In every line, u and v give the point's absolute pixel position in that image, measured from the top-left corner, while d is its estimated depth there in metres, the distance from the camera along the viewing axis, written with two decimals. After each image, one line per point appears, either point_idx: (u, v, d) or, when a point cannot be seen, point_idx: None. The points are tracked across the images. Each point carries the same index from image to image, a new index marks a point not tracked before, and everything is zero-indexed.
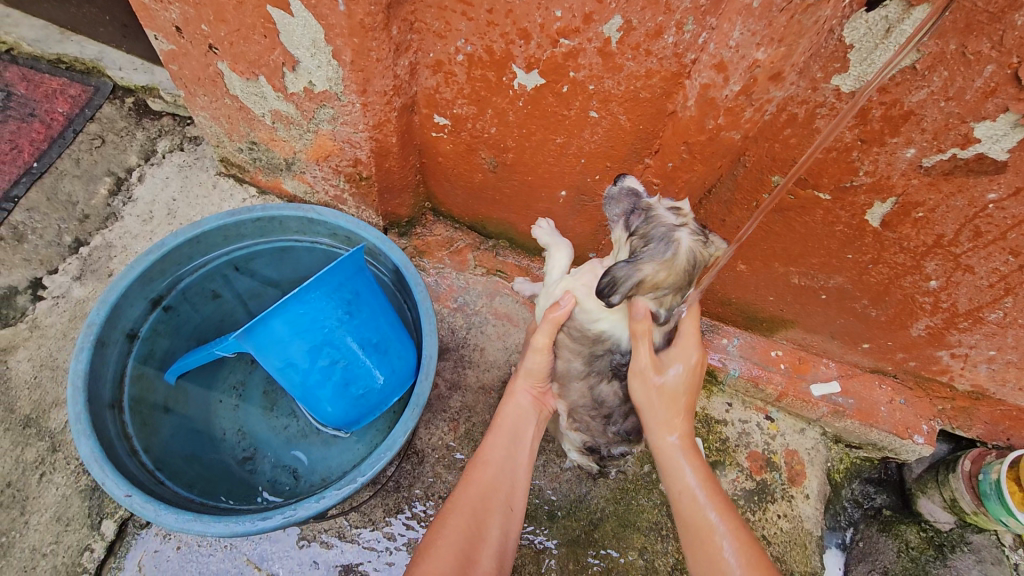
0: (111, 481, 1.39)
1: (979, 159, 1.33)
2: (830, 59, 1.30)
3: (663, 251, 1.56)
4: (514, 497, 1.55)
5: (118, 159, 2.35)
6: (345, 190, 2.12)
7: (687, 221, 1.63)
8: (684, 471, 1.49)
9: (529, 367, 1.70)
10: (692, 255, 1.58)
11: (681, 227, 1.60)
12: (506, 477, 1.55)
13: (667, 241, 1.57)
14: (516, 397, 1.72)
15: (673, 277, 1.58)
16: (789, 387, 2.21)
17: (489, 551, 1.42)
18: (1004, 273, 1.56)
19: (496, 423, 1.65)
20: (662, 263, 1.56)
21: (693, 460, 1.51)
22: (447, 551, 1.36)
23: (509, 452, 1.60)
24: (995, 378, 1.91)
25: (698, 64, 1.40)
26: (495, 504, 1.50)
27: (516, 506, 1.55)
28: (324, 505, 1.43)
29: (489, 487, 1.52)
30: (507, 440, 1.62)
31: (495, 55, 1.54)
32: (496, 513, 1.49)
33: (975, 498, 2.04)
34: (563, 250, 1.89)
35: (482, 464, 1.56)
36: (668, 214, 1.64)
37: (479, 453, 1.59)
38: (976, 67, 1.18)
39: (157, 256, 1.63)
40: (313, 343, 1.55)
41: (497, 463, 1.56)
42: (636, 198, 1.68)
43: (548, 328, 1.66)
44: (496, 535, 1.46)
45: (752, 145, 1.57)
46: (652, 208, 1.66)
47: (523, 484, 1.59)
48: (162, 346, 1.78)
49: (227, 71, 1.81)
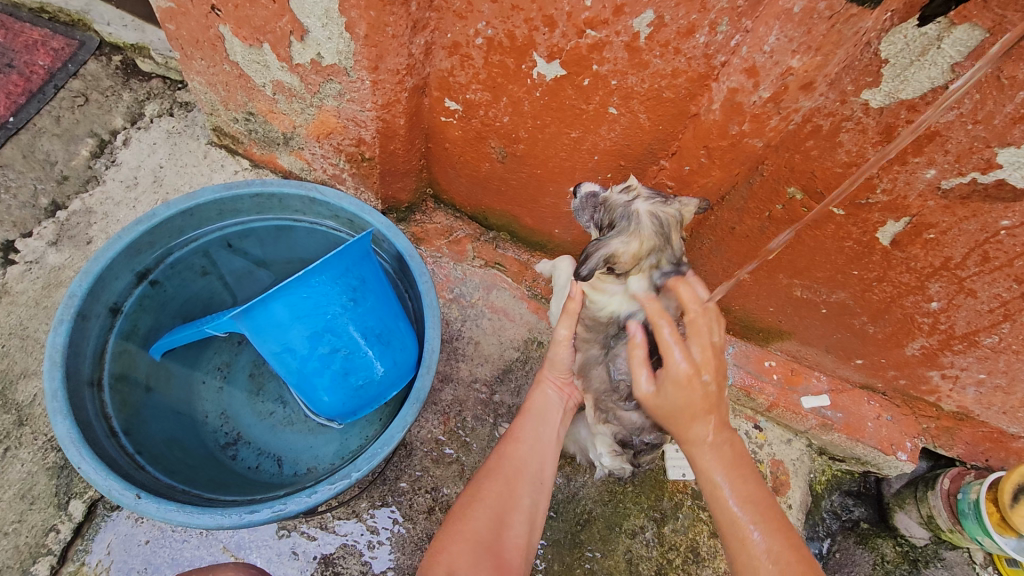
0: (87, 464, 1.31)
1: (999, 185, 1.32)
2: (862, 72, 1.28)
3: (627, 225, 1.62)
4: (546, 471, 1.59)
5: (102, 120, 2.22)
6: (344, 170, 2.05)
7: (637, 190, 1.67)
8: (712, 474, 1.40)
9: (555, 359, 1.72)
10: (656, 218, 1.62)
11: (634, 199, 1.65)
12: (536, 455, 1.60)
13: (628, 216, 1.63)
14: (545, 385, 1.76)
15: (647, 244, 1.63)
16: (779, 398, 2.23)
17: (521, 517, 1.48)
18: (1005, 299, 1.57)
19: (528, 405, 1.71)
20: (631, 236, 1.61)
21: (721, 456, 1.41)
22: (482, 513, 1.46)
23: (537, 432, 1.64)
24: (982, 401, 1.94)
25: (728, 67, 1.36)
26: (525, 475, 1.54)
27: (547, 479, 1.59)
28: (315, 501, 1.36)
29: (520, 461, 1.57)
30: (535, 422, 1.66)
31: (517, 41, 1.48)
32: (526, 482, 1.53)
33: (952, 516, 2.09)
34: (564, 262, 2.06)
35: (514, 442, 1.61)
36: (620, 196, 1.69)
37: (512, 430, 1.65)
38: (1009, 92, 1.16)
39: (147, 226, 1.53)
40: (314, 329, 1.48)
41: (529, 441, 1.62)
42: (595, 198, 1.75)
43: (568, 321, 1.67)
44: (526, 503, 1.51)
45: (772, 155, 1.55)
46: (607, 198, 1.71)
47: (554, 459, 1.63)
48: (146, 322, 1.69)
49: (229, 36, 1.71)
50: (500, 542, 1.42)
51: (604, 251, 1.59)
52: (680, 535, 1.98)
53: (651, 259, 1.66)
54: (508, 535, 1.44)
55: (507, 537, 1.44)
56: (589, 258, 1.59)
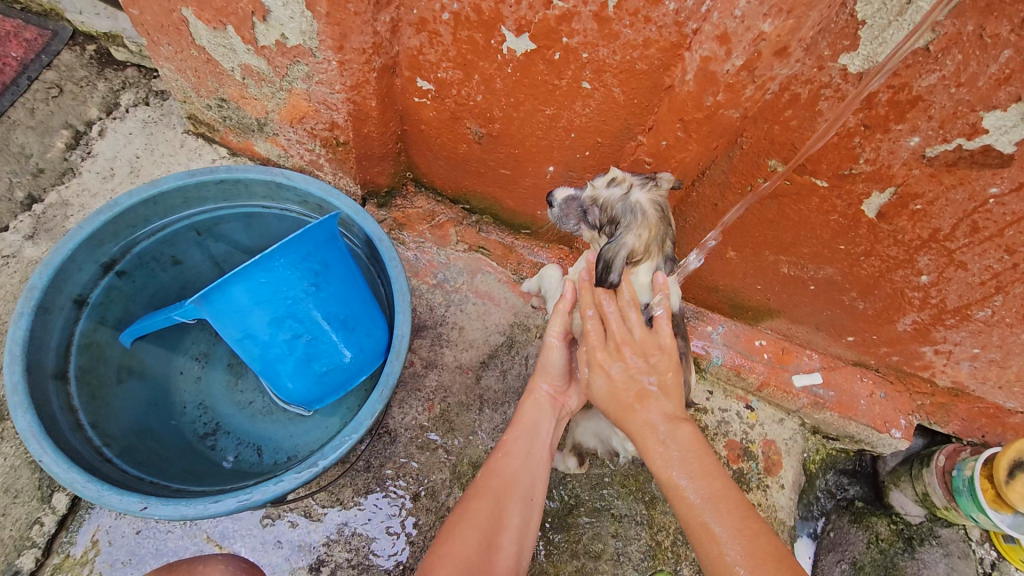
0: (49, 457, 1.30)
1: (985, 151, 1.26)
2: (839, 35, 1.23)
3: (633, 218, 1.69)
4: (536, 487, 1.53)
5: (77, 111, 2.19)
6: (321, 156, 2.00)
7: (628, 181, 1.70)
8: (656, 449, 1.36)
9: (546, 362, 1.71)
10: (655, 203, 1.70)
11: (629, 190, 1.70)
12: (526, 469, 1.53)
13: (630, 210, 1.69)
14: (536, 393, 1.70)
15: (654, 229, 1.71)
16: (771, 377, 2.18)
17: (510, 536, 1.41)
18: (996, 271, 1.52)
19: (517, 420, 1.63)
20: (640, 228, 1.69)
21: (672, 439, 1.36)
22: (472, 533, 1.36)
23: (528, 446, 1.57)
24: (976, 376, 1.90)
25: (699, 35, 1.30)
26: (515, 492, 1.48)
27: (537, 495, 1.52)
28: (282, 489, 1.34)
29: (511, 477, 1.49)
30: (527, 433, 1.60)
31: (483, 15, 1.43)
32: (516, 500, 1.46)
33: (947, 493, 2.05)
34: (550, 269, 2.03)
35: (504, 456, 1.54)
36: (611, 191, 1.73)
37: (503, 444, 1.57)
38: (992, 52, 1.11)
39: (108, 216, 1.51)
40: (275, 314, 1.46)
41: (518, 456, 1.54)
42: (577, 200, 1.81)
43: (561, 320, 1.70)
44: (516, 521, 1.45)
45: (751, 126, 1.50)
46: (595, 196, 1.76)
47: (545, 476, 1.57)
48: (116, 312, 1.68)
49: (193, 19, 1.67)
50: (490, 564, 1.33)
51: (623, 252, 1.67)
52: (669, 517, 1.97)
53: (659, 242, 1.73)
54: (497, 558, 1.35)
55: (497, 560, 1.35)
56: (614, 265, 1.65)
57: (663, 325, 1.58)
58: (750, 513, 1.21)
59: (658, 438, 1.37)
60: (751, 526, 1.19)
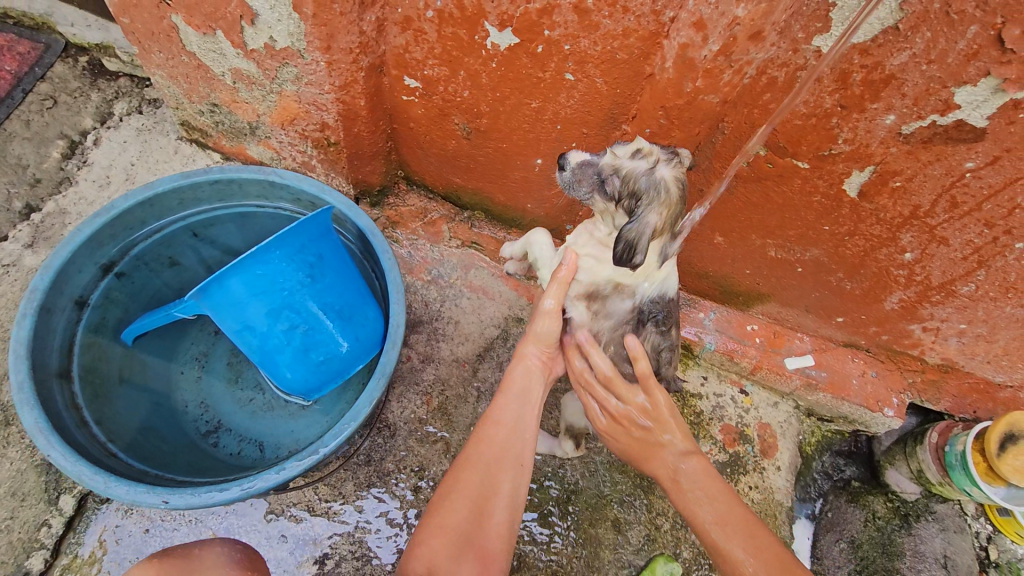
0: (55, 453, 1.32)
1: (958, 126, 1.30)
2: (812, 17, 1.26)
3: (657, 196, 1.59)
4: (527, 453, 1.48)
5: (71, 121, 2.22)
6: (313, 157, 2.04)
7: (654, 154, 1.61)
8: (677, 490, 1.45)
9: (539, 330, 1.63)
10: (679, 180, 1.61)
11: (655, 165, 1.60)
12: (517, 438, 1.48)
13: (655, 186, 1.59)
14: (526, 359, 1.64)
15: (673, 209, 1.63)
16: (763, 360, 2.21)
17: (502, 505, 1.39)
18: (977, 245, 1.55)
19: (506, 384, 1.59)
20: (661, 206, 1.60)
21: (687, 476, 1.45)
22: (461, 504, 1.37)
23: (519, 412, 1.53)
24: (965, 352, 1.92)
25: (677, 23, 1.34)
26: (506, 461, 1.44)
27: (528, 461, 1.48)
28: (284, 477, 1.37)
29: (499, 447, 1.45)
30: (517, 401, 1.55)
31: (466, 11, 1.47)
32: (507, 467, 1.43)
33: (941, 469, 2.07)
34: (538, 236, 1.97)
35: (493, 424, 1.50)
36: (635, 161, 1.62)
37: (493, 412, 1.53)
38: (959, 28, 1.15)
39: (106, 218, 1.54)
40: (272, 305, 1.49)
41: (508, 424, 1.50)
42: (594, 167, 1.69)
43: (558, 290, 1.65)
44: (507, 489, 1.41)
45: (731, 111, 1.53)
46: (617, 166, 1.65)
47: (535, 439, 1.52)
48: (115, 314, 1.71)
49: (182, 26, 1.70)
50: (479, 535, 1.34)
51: (647, 232, 1.58)
52: (668, 501, 1.99)
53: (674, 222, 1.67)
54: (489, 524, 1.36)
55: (488, 525, 1.36)
56: (635, 245, 1.59)
57: (648, 380, 1.56)
58: (759, 533, 1.34)
59: (674, 477, 1.47)
60: (761, 544, 1.33)
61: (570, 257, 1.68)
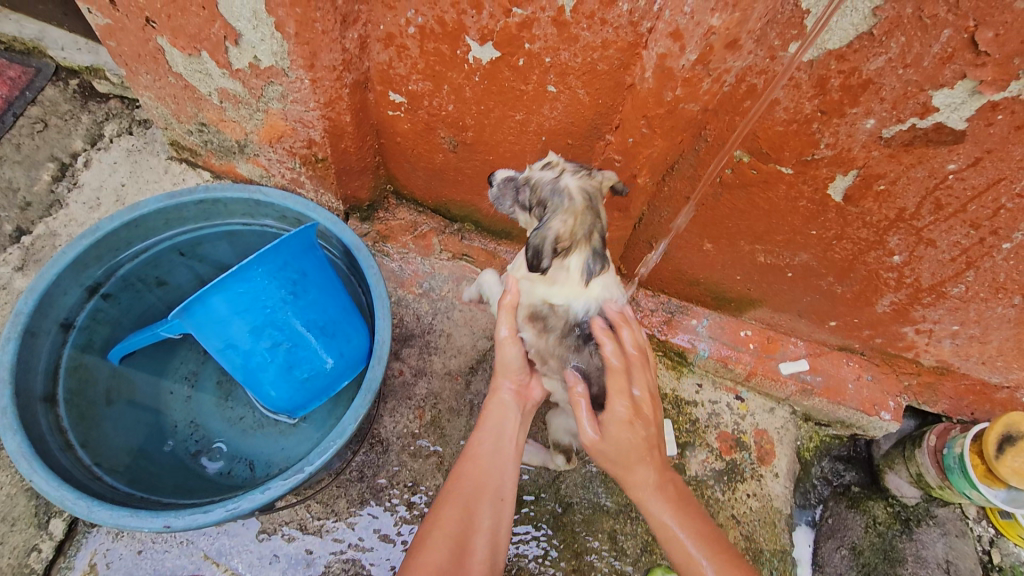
0: (39, 477, 1.31)
1: (938, 129, 1.30)
2: (786, 25, 1.26)
3: (559, 202, 1.69)
4: (506, 485, 1.49)
5: (62, 144, 2.24)
6: (301, 173, 2.05)
7: (562, 166, 1.73)
8: (658, 512, 1.43)
9: (504, 360, 1.65)
10: (585, 190, 1.69)
11: (561, 175, 1.71)
12: (495, 469, 1.50)
13: (558, 193, 1.70)
14: (500, 393, 1.66)
15: (581, 217, 1.70)
16: (757, 366, 2.20)
17: (482, 540, 1.36)
18: (965, 246, 1.55)
19: (482, 419, 1.61)
20: (565, 213, 1.69)
21: (667, 497, 1.44)
22: (442, 542, 1.32)
23: (496, 446, 1.54)
24: (959, 353, 1.92)
25: (654, 33, 1.35)
26: (484, 494, 1.44)
27: (508, 493, 1.49)
28: (269, 497, 1.37)
29: (478, 479, 1.46)
30: (493, 434, 1.57)
31: (447, 26, 1.48)
32: (486, 501, 1.43)
33: (940, 472, 2.06)
34: (490, 274, 2.02)
35: (471, 458, 1.51)
36: (544, 172, 1.75)
37: (468, 447, 1.55)
38: (933, 32, 1.15)
39: (91, 240, 1.55)
40: (255, 323, 1.49)
41: (485, 458, 1.51)
42: (514, 180, 1.81)
43: (507, 317, 1.65)
44: (487, 525, 1.40)
45: (713, 118, 1.53)
46: (530, 177, 1.77)
47: (514, 473, 1.52)
48: (102, 335, 1.71)
49: (168, 47, 1.72)
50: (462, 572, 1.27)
51: (549, 237, 1.69)
52: None
53: (586, 231, 1.73)
54: (470, 562, 1.30)
55: (470, 566, 1.30)
56: (539, 252, 1.70)
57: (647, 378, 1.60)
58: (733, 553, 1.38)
59: (653, 494, 1.44)
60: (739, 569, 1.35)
61: (511, 285, 1.75)
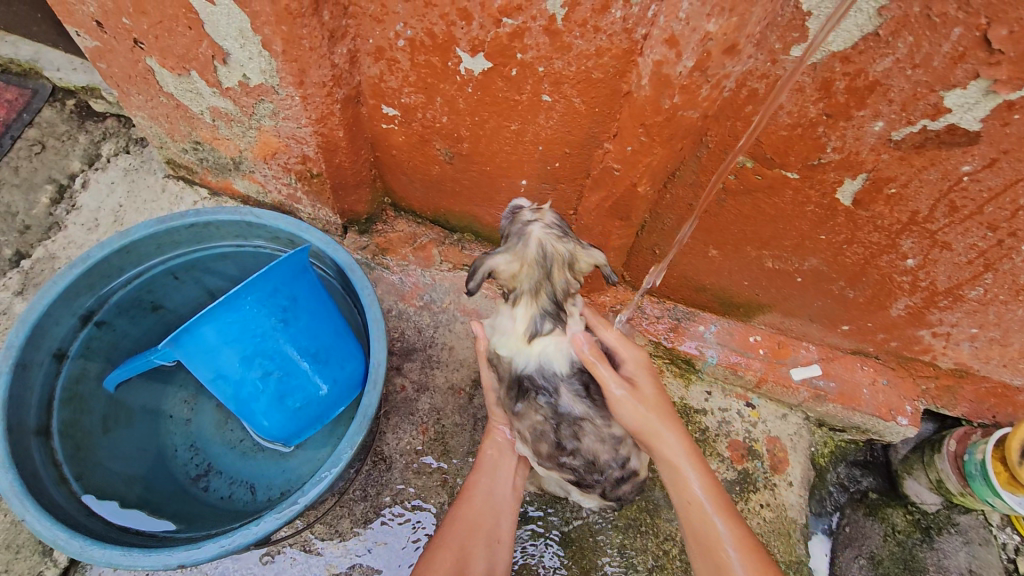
0: (31, 516, 1.31)
1: (951, 130, 1.24)
2: (787, 28, 1.20)
3: (516, 244, 1.63)
4: (500, 527, 1.65)
5: (59, 165, 2.23)
6: (297, 189, 2.02)
7: (541, 216, 1.66)
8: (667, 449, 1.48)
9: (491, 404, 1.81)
10: (543, 247, 1.61)
11: (533, 223, 1.64)
12: (489, 512, 1.64)
13: (519, 236, 1.64)
14: (495, 435, 1.78)
15: (529, 269, 1.63)
16: (768, 372, 2.14)
17: None
18: (982, 248, 1.49)
19: (479, 461, 1.74)
20: (515, 257, 1.62)
21: (678, 440, 1.49)
22: None
23: (490, 488, 1.69)
24: (979, 356, 1.85)
25: (649, 39, 1.29)
26: (478, 537, 1.59)
27: (502, 533, 1.66)
28: (262, 532, 1.34)
29: (473, 522, 1.61)
30: (488, 475, 1.71)
31: (437, 38, 1.45)
32: (480, 543, 1.58)
33: (961, 479, 1.99)
34: None
35: (467, 500, 1.66)
36: (527, 213, 1.69)
37: (465, 489, 1.68)
38: (943, 30, 1.09)
39: (81, 269, 1.53)
40: (245, 353, 1.47)
41: (479, 500, 1.66)
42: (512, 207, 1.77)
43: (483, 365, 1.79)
44: (481, 567, 1.55)
45: (714, 125, 1.48)
46: (517, 211, 1.72)
47: (509, 514, 1.68)
48: (98, 362, 1.70)
49: (157, 68, 1.70)
50: None
51: (487, 263, 1.61)
52: (675, 524, 1.92)
53: (533, 287, 1.65)
54: None
55: None
56: (473, 271, 1.60)
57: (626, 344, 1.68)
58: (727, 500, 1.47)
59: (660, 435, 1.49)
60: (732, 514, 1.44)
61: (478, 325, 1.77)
